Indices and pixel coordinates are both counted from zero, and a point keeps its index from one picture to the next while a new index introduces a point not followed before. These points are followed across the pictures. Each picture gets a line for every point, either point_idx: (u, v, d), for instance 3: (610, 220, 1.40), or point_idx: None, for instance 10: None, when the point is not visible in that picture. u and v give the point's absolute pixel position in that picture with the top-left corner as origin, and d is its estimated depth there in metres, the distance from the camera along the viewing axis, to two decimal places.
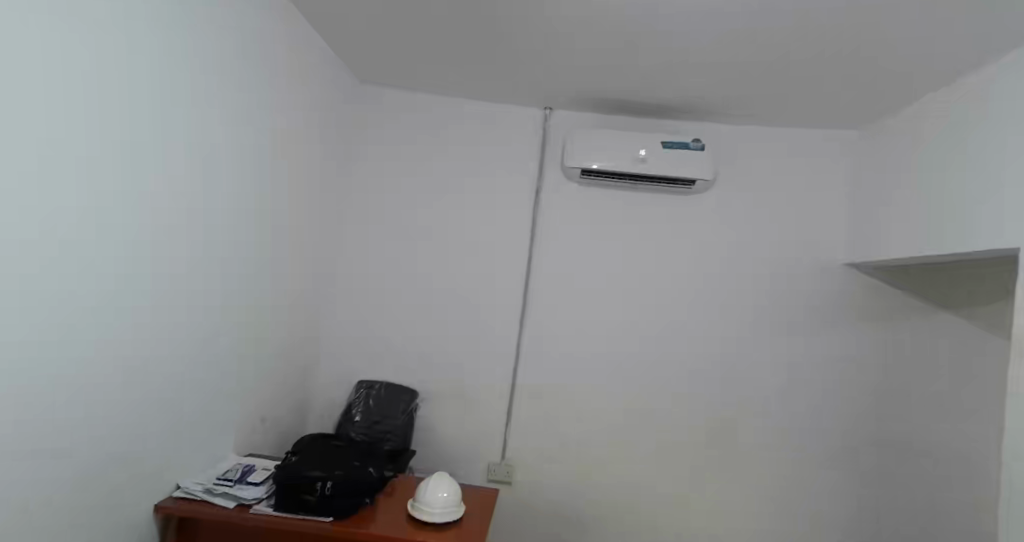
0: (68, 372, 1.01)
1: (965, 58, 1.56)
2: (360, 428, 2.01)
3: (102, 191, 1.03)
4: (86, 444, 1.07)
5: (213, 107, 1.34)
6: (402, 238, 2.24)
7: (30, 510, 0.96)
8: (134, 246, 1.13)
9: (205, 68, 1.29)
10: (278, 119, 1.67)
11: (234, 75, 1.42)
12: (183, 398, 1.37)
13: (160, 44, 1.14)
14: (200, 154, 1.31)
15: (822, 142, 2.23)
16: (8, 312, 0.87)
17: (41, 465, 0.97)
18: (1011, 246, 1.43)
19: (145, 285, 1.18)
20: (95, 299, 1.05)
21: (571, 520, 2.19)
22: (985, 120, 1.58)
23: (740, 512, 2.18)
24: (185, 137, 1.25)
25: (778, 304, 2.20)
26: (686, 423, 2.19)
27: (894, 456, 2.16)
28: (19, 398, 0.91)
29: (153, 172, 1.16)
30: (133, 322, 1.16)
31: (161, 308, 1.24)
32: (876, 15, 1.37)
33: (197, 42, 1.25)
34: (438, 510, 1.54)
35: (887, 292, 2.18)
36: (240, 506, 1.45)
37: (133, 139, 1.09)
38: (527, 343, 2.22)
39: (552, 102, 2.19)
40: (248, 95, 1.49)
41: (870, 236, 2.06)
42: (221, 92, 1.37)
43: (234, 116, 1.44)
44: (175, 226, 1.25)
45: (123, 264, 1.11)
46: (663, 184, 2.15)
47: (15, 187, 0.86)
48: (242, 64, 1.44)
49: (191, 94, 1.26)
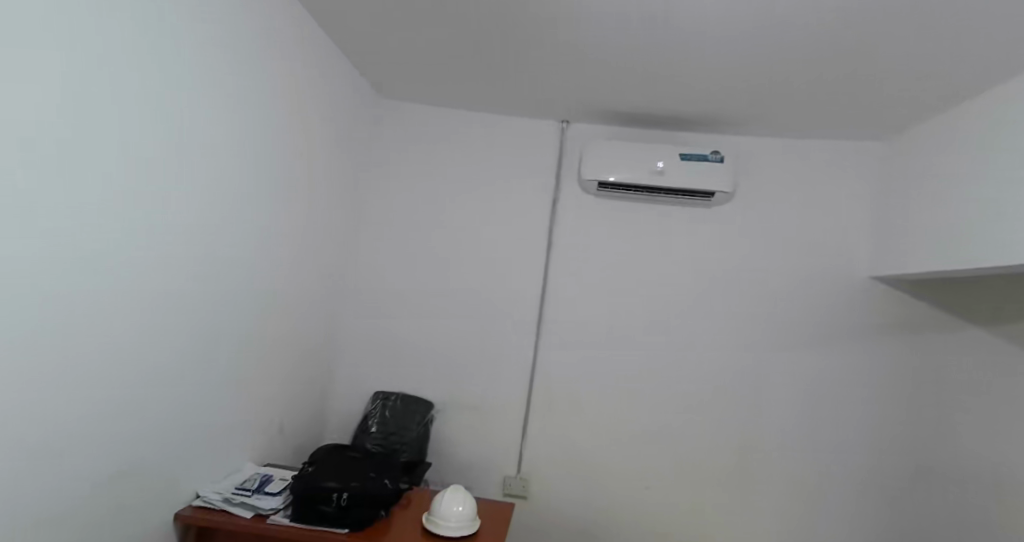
0: (76, 378, 1.01)
1: (986, 68, 1.51)
2: (375, 439, 2.07)
3: (118, 191, 1.06)
4: (99, 451, 1.09)
5: (229, 113, 1.38)
6: (415, 248, 2.24)
7: (40, 527, 0.97)
8: (149, 248, 1.16)
9: (215, 75, 1.30)
10: (288, 128, 1.66)
11: (244, 84, 1.42)
12: (195, 410, 1.39)
13: (177, 52, 1.17)
14: (213, 158, 1.33)
15: (844, 153, 2.18)
16: (18, 310, 0.88)
17: (47, 479, 0.97)
18: None
19: (155, 291, 1.19)
20: (105, 310, 1.06)
21: (585, 534, 2.16)
22: (1011, 131, 1.53)
23: (759, 522, 2.13)
24: (200, 142, 1.28)
25: (798, 318, 2.15)
26: (703, 437, 2.16)
27: (929, 471, 2.10)
28: (22, 408, 0.90)
29: (157, 177, 1.16)
30: (148, 325, 1.18)
31: (169, 317, 1.25)
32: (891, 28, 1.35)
33: (208, 50, 1.27)
34: (453, 522, 1.53)
35: (912, 305, 2.13)
36: (257, 515, 1.48)
37: (135, 147, 1.09)
38: (540, 355, 2.21)
39: (567, 115, 2.18)
40: (258, 102, 1.49)
41: (894, 249, 2.01)
42: (230, 96, 1.37)
43: (243, 122, 1.44)
44: (185, 234, 1.27)
45: (138, 266, 1.13)
46: (681, 196, 2.12)
47: (21, 178, 0.86)
48: (253, 74, 1.46)
49: (198, 99, 1.26)
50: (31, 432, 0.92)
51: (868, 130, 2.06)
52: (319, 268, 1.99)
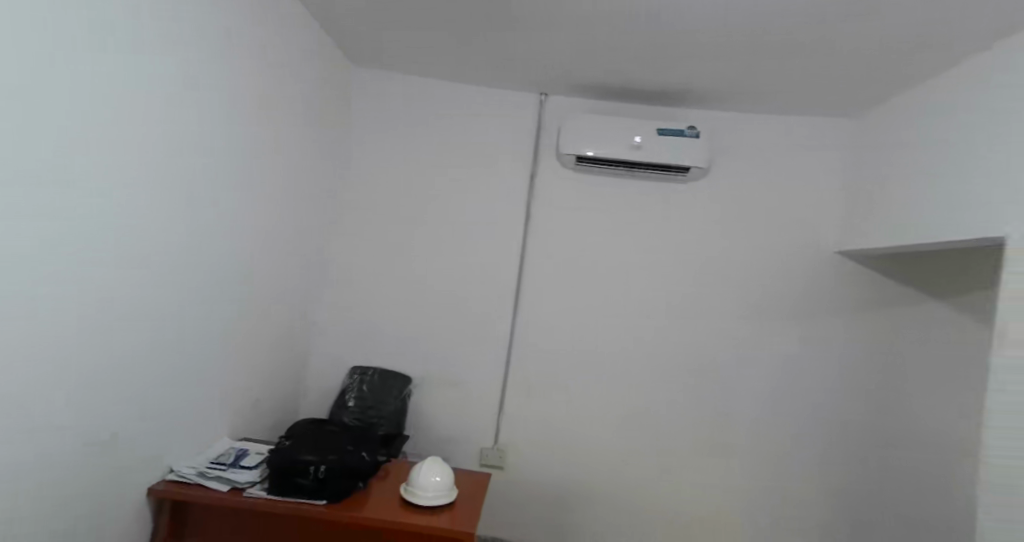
0: (65, 372, 1.02)
1: (954, 46, 1.55)
2: (353, 413, 2.08)
3: (105, 190, 1.06)
4: (89, 425, 1.11)
5: (208, 103, 1.36)
6: (393, 221, 2.23)
7: (30, 508, 0.98)
8: (132, 243, 1.16)
9: (189, 76, 1.27)
10: (257, 113, 1.60)
11: (210, 83, 1.36)
12: (175, 384, 1.39)
13: (158, 48, 1.16)
14: (194, 152, 1.33)
15: (816, 129, 2.22)
16: (17, 311, 0.89)
17: (44, 457, 1.00)
18: (989, 235, 1.46)
19: (138, 282, 1.19)
20: (103, 303, 1.09)
21: (560, 502, 2.22)
22: (976, 109, 1.58)
23: (727, 490, 2.21)
24: (179, 135, 1.26)
25: (769, 291, 2.21)
26: (675, 410, 2.22)
27: (884, 441, 2.18)
28: (17, 404, 0.92)
29: (140, 175, 1.15)
30: (132, 313, 1.19)
31: (151, 306, 1.25)
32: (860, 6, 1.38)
33: (189, 43, 1.25)
34: (431, 493, 1.56)
35: (877, 279, 2.20)
36: (234, 489, 1.48)
37: (120, 144, 1.08)
38: (518, 329, 2.23)
39: (546, 87, 2.18)
40: (223, 104, 1.42)
41: (861, 224, 2.07)
42: (203, 98, 1.33)
43: (213, 121, 1.39)
44: (162, 222, 1.24)
45: (124, 263, 1.14)
46: (658, 171, 2.14)
47: (17, 184, 0.86)
48: (218, 75, 1.38)
49: (174, 101, 1.23)
50: (25, 420, 0.94)
51: (840, 107, 2.10)
52: (296, 239, 1.97)
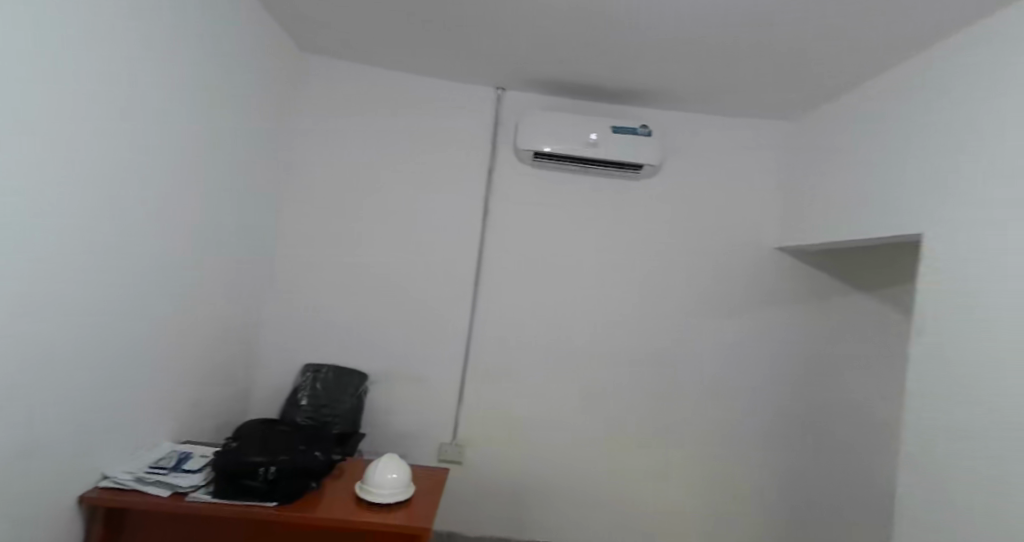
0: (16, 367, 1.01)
1: (878, 55, 1.68)
2: (305, 412, 2.03)
3: (61, 186, 1.07)
4: (17, 423, 1.04)
5: (162, 96, 1.35)
6: (348, 214, 2.19)
7: None
8: (86, 239, 1.16)
9: (138, 66, 1.24)
10: (205, 96, 1.55)
11: (157, 74, 1.32)
12: (109, 381, 1.31)
13: (119, 47, 1.17)
14: (149, 149, 1.33)
15: (759, 131, 2.35)
16: None
17: None
18: (909, 231, 1.59)
19: (84, 276, 1.17)
20: (46, 302, 1.07)
21: (518, 496, 2.23)
22: (899, 113, 1.71)
23: (679, 479, 2.28)
24: (134, 132, 1.26)
25: (717, 285, 2.30)
26: (630, 402, 2.27)
27: (818, 430, 2.31)
28: None
29: (98, 172, 1.17)
30: (70, 309, 1.14)
31: (91, 301, 1.20)
32: (795, 15, 1.47)
33: (141, 31, 1.24)
34: (387, 490, 1.53)
35: (816, 274, 2.33)
36: (176, 494, 1.40)
37: (80, 142, 1.10)
38: (475, 323, 2.23)
39: (504, 82, 2.20)
40: (158, 99, 1.34)
41: (799, 221, 2.20)
42: (138, 94, 1.26)
43: (151, 118, 1.32)
44: (102, 213, 1.20)
45: (78, 258, 1.14)
46: (612, 168, 2.20)
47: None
48: (164, 56, 1.34)
49: (122, 101, 1.21)
50: None
51: (780, 109, 2.23)
52: (245, 230, 1.90)
